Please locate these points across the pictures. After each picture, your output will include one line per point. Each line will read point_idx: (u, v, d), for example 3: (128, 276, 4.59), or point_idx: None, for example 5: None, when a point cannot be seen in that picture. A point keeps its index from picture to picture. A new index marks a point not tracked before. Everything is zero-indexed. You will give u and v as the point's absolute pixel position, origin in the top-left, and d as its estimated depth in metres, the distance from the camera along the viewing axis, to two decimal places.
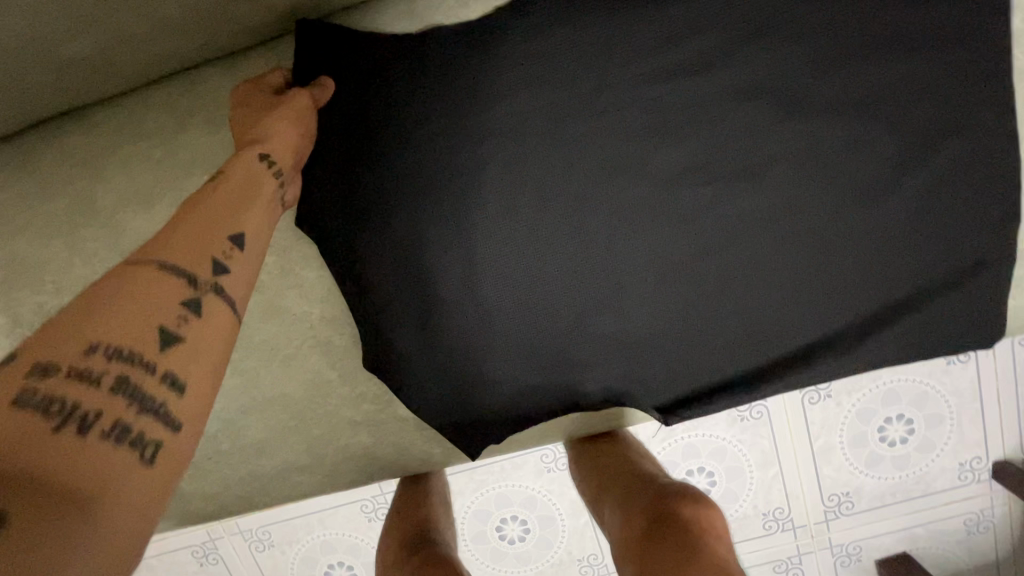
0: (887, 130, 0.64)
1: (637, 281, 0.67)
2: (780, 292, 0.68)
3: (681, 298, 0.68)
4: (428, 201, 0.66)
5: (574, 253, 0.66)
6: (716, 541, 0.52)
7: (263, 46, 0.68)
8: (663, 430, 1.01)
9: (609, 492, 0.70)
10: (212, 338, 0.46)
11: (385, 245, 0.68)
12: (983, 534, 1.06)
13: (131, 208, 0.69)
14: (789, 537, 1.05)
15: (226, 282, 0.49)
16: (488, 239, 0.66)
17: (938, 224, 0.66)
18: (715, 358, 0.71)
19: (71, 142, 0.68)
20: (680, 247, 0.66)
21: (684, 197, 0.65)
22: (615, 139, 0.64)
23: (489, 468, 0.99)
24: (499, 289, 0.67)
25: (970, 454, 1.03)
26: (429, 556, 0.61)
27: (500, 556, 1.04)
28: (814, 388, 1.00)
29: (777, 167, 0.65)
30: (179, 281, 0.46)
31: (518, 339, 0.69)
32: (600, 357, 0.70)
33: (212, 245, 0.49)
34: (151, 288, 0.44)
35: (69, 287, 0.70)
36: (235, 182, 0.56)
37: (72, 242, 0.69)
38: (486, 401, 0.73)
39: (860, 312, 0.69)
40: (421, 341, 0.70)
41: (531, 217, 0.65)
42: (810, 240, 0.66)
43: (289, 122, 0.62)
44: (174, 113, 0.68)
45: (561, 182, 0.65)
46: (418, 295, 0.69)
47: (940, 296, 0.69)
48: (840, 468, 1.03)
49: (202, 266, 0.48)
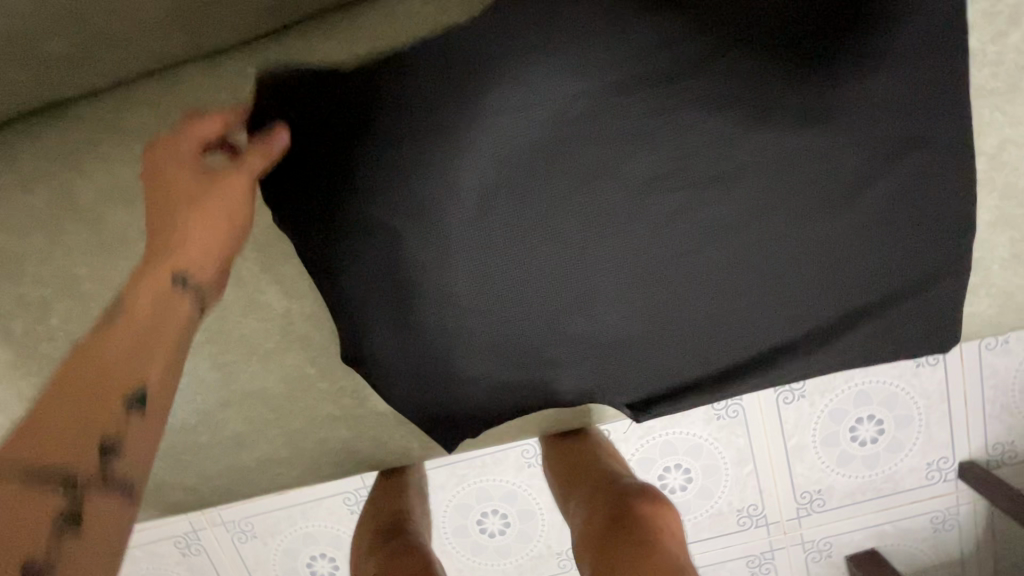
0: (855, 140, 0.65)
1: (612, 284, 0.69)
2: (749, 296, 0.70)
3: (655, 299, 0.70)
4: (405, 197, 0.65)
5: (552, 255, 0.67)
6: (671, 535, 0.60)
7: (245, 45, 0.69)
8: (641, 428, 1.04)
9: (579, 486, 0.78)
10: (105, 531, 0.44)
11: (362, 241, 0.67)
12: (948, 531, 1.10)
13: (113, 203, 0.70)
14: (762, 533, 1.08)
15: (115, 467, 0.46)
16: (467, 239, 0.66)
17: (902, 232, 0.69)
18: (685, 358, 0.74)
19: (51, 138, 0.69)
20: (655, 251, 0.68)
21: (658, 202, 0.67)
22: (591, 144, 0.66)
23: (470, 463, 1.01)
24: (476, 290, 0.68)
25: (937, 454, 1.06)
26: (407, 543, 0.66)
27: (481, 549, 1.06)
28: (788, 388, 1.02)
29: (750, 173, 0.66)
30: (51, 488, 0.42)
31: (496, 337, 0.70)
32: (576, 355, 0.73)
33: (103, 422, 0.46)
34: (14, 513, 0.40)
35: (52, 279, 0.71)
36: (136, 325, 0.52)
37: (54, 235, 0.70)
38: (465, 397, 0.75)
39: (825, 315, 0.72)
40: (399, 340, 0.71)
41: (510, 218, 0.66)
42: (781, 246, 0.68)
43: (209, 228, 0.59)
44: (154, 109, 0.68)
45: (540, 184, 0.66)
46: (395, 297, 0.69)
47: (899, 302, 0.72)
48: (812, 466, 1.06)
49: (86, 457, 0.44)
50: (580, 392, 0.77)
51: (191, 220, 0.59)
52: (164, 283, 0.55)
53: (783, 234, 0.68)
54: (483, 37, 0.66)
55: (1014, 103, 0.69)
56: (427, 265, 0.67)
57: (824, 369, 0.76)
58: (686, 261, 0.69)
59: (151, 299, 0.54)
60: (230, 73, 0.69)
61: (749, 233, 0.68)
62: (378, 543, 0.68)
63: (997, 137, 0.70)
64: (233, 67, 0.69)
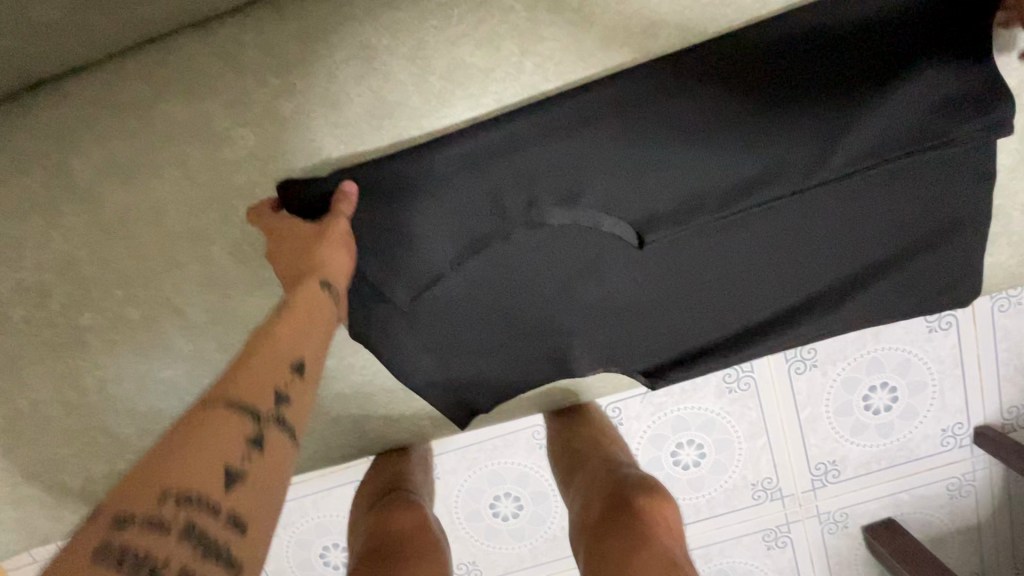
0: (870, 100, 0.63)
1: (619, 249, 0.68)
2: (756, 257, 0.70)
3: (664, 264, 0.69)
4: (410, 176, 0.66)
5: (564, 221, 0.67)
6: (666, 534, 0.60)
7: (235, 13, 0.66)
8: (653, 405, 1.02)
9: (582, 469, 0.78)
10: (272, 478, 0.42)
11: (365, 217, 0.66)
12: (965, 497, 1.09)
13: (109, 181, 0.68)
14: (777, 506, 1.07)
15: (289, 412, 0.45)
16: (470, 210, 0.66)
17: (912, 184, 0.67)
18: (696, 324, 0.73)
19: (42, 116, 0.67)
20: (663, 213, 0.67)
21: (666, 164, 0.66)
22: (593, 107, 0.65)
23: (481, 446, 0.99)
24: (489, 260, 0.68)
25: (952, 420, 1.05)
26: (402, 501, 0.70)
27: (494, 534, 1.04)
28: (800, 358, 1.01)
29: (759, 130, 0.65)
30: (266, 396, 0.43)
31: (504, 306, 0.70)
32: (586, 322, 0.72)
33: (279, 373, 0.45)
34: (251, 373, 0.44)
35: (50, 263, 0.70)
36: (306, 306, 0.52)
37: (51, 218, 0.69)
38: (476, 372, 0.74)
39: (836, 273, 0.71)
40: (408, 316, 0.70)
41: (509, 186, 0.66)
42: (792, 204, 0.67)
43: (344, 251, 0.59)
44: (148, 84, 0.66)
45: (541, 150, 0.66)
46: (404, 271, 0.67)
47: (913, 258, 0.71)
48: (825, 436, 1.05)
49: (268, 396, 0.44)
50: (597, 365, 0.74)
51: (328, 251, 0.57)
52: (318, 291, 0.54)
53: (792, 195, 0.66)
54: (484, 15, 0.66)
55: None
56: (438, 237, 0.67)
57: (841, 327, 0.74)
58: (697, 224, 0.67)
59: (309, 293, 0.53)
60: (222, 40, 0.66)
61: (758, 194, 0.66)
62: (376, 502, 0.71)
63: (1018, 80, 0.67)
64: (225, 33, 0.66)
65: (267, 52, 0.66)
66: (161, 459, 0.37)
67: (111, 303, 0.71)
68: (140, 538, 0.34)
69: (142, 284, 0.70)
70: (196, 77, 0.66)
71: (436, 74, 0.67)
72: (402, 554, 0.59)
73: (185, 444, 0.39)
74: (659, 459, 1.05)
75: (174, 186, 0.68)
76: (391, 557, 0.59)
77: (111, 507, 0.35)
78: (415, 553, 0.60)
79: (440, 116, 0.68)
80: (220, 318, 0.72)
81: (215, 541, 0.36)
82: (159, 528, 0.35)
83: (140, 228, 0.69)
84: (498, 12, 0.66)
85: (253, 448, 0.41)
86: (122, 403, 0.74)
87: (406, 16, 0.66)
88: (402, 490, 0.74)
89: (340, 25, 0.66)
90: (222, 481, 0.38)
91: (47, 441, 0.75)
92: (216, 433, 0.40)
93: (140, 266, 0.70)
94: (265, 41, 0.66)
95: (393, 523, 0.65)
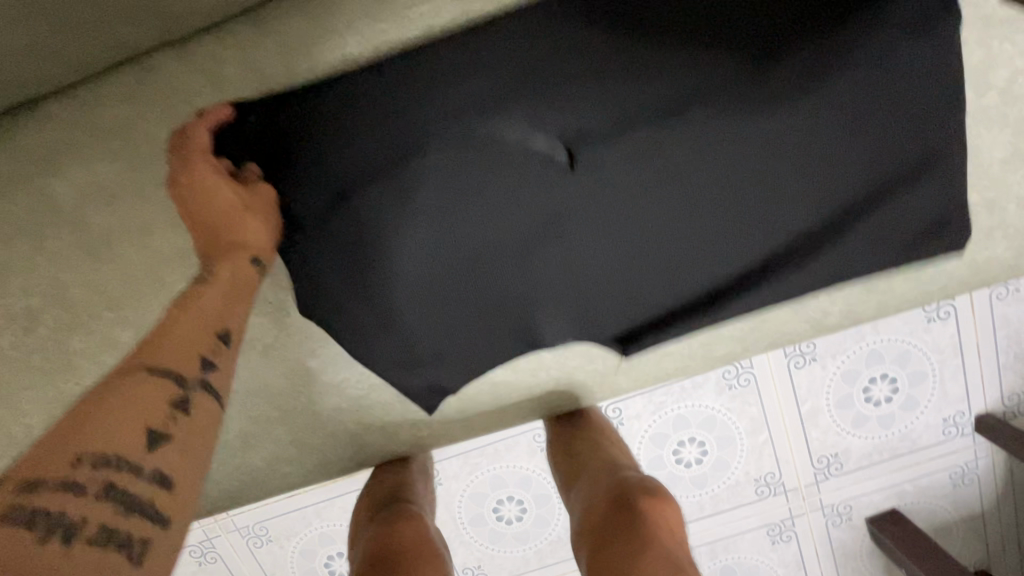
0: (833, 66, 0.64)
1: (553, 181, 0.67)
2: (728, 215, 0.68)
3: (624, 221, 0.68)
4: (360, 134, 0.66)
5: (488, 136, 0.66)
6: (668, 541, 0.59)
7: (217, 30, 0.64)
8: (654, 404, 1.02)
9: (580, 475, 0.75)
10: (197, 435, 0.47)
11: (320, 181, 0.67)
12: (969, 485, 1.09)
13: (95, 203, 0.67)
14: (781, 500, 1.07)
15: (212, 378, 0.51)
16: (421, 167, 0.66)
17: (885, 144, 0.67)
18: (668, 286, 0.72)
19: (22, 140, 0.66)
20: (622, 171, 0.67)
21: (630, 133, 0.66)
22: (566, 85, 0.66)
23: (482, 450, 0.99)
24: (413, 186, 0.66)
25: (953, 409, 1.05)
26: (400, 513, 0.68)
27: (498, 538, 1.04)
28: (800, 352, 1.00)
29: (725, 97, 0.65)
30: (185, 367, 0.49)
31: (461, 267, 0.69)
32: (551, 284, 0.71)
33: (201, 344, 0.52)
34: (170, 347, 0.50)
35: (38, 288, 0.69)
36: (227, 285, 0.59)
37: (37, 243, 0.68)
38: (445, 337, 0.73)
39: (803, 221, 0.70)
40: (370, 294, 0.69)
41: (456, 139, 0.66)
42: (735, 134, 0.65)
43: (271, 225, 0.65)
44: (130, 103, 0.65)
45: (486, 101, 0.66)
46: (364, 240, 0.67)
47: (879, 202, 0.69)
48: (827, 430, 1.04)
49: (191, 365, 0.50)
50: (567, 334, 0.74)
51: (257, 226, 0.63)
52: (245, 263, 0.62)
53: (721, 111, 0.65)
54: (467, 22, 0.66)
55: None
56: (368, 171, 0.66)
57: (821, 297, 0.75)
58: (651, 176, 0.67)
59: (237, 271, 0.60)
60: (203, 56, 0.65)
61: (705, 134, 0.66)
62: (374, 515, 0.70)
63: (1012, 69, 0.66)
64: (204, 51, 0.65)
65: (250, 68, 0.65)
66: (79, 423, 0.42)
67: (101, 326, 0.70)
68: (57, 496, 0.38)
69: (131, 306, 0.70)
70: (176, 96, 0.65)
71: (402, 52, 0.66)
72: (408, 562, 0.59)
73: (103, 408, 0.43)
74: (661, 458, 1.05)
75: (159, 206, 0.68)
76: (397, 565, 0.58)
77: (25, 470, 0.39)
78: (420, 567, 0.58)
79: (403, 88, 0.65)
80: None
81: (138, 493, 0.41)
82: (75, 489, 0.39)
83: (128, 249, 0.68)
84: (482, 21, 0.66)
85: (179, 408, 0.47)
86: None
87: (388, 28, 0.66)
88: (402, 500, 0.72)
89: (322, 40, 0.65)
90: (145, 440, 0.43)
91: None
92: (137, 398, 0.44)
93: (129, 288, 0.69)
94: (248, 57, 0.65)
95: (397, 534, 0.64)
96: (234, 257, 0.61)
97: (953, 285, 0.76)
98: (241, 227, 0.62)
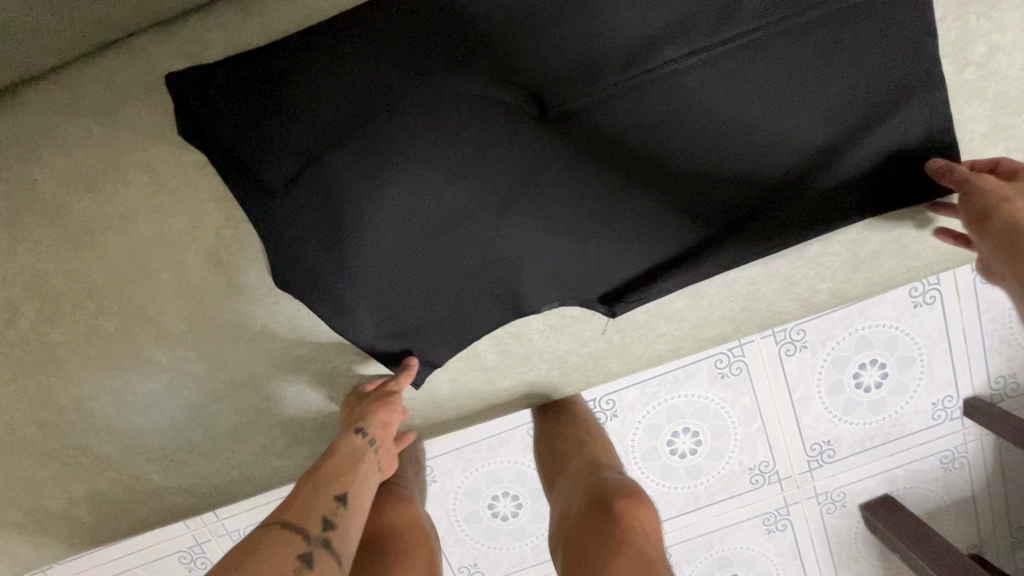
0: (820, 18, 0.61)
1: (526, 128, 0.63)
2: (711, 170, 0.65)
3: (599, 180, 0.66)
4: (315, 87, 0.61)
5: (452, 87, 0.61)
6: (643, 539, 0.61)
7: (199, 13, 0.64)
8: (647, 394, 1.02)
9: (563, 472, 0.76)
10: None
11: (273, 137, 0.61)
12: (959, 470, 1.10)
13: (76, 191, 0.66)
14: (775, 489, 1.07)
15: (333, 536, 0.56)
16: (383, 123, 0.61)
17: (878, 96, 0.64)
18: (652, 246, 0.69)
19: (0, 127, 0.65)
20: (597, 127, 0.64)
21: (607, 86, 0.62)
22: (546, 43, 0.61)
23: (476, 446, 0.98)
24: (376, 133, 0.61)
25: (942, 394, 1.06)
26: (386, 495, 0.72)
27: (494, 535, 1.03)
28: (790, 339, 1.00)
29: (709, 54, 0.62)
30: (312, 523, 0.56)
31: (431, 228, 0.65)
32: (527, 246, 0.67)
33: (324, 505, 0.58)
34: (300, 505, 0.57)
35: (18, 280, 0.67)
36: (340, 459, 0.64)
37: (16, 231, 0.66)
38: (418, 304, 0.69)
39: (788, 166, 0.66)
40: (336, 256, 0.65)
41: (417, 91, 0.61)
42: (715, 72, 0.62)
43: (393, 410, 0.70)
44: (111, 88, 0.65)
45: (449, 49, 0.61)
46: (326, 203, 0.63)
47: (867, 133, 0.64)
48: (819, 417, 1.05)
49: (314, 521, 0.56)
50: (552, 297, 0.71)
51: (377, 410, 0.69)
52: (358, 442, 0.66)
53: (703, 51, 0.62)
54: None
55: (1000, 9, 0.67)
56: (328, 121, 0.61)
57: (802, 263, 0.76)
58: (628, 126, 0.64)
59: (353, 449, 0.65)
60: (185, 40, 0.64)
61: (684, 76, 0.62)
62: None
63: (987, 45, 0.67)
64: (187, 33, 0.64)
65: (231, 50, 0.64)
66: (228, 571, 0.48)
67: (84, 317, 0.69)
68: None
69: (114, 296, 0.68)
70: (158, 80, 0.65)
71: (367, 7, 0.62)
72: (395, 556, 0.62)
73: (246, 559, 0.50)
74: (656, 449, 1.05)
75: (143, 192, 0.67)
76: (385, 559, 0.62)
77: None
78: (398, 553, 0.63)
79: (365, 43, 0.61)
80: (198, 327, 0.70)
81: None
82: None
83: (109, 237, 0.67)
84: None
85: (304, 565, 0.52)
86: (99, 418, 0.72)
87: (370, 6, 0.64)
88: (391, 482, 0.75)
89: (304, 20, 0.65)
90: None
91: (25, 464, 0.73)
92: (273, 550, 0.51)
93: (110, 277, 0.68)
94: (231, 40, 0.64)
95: (378, 517, 0.68)
96: (351, 440, 0.66)
97: (937, 262, 0.77)
98: (363, 415, 0.68)
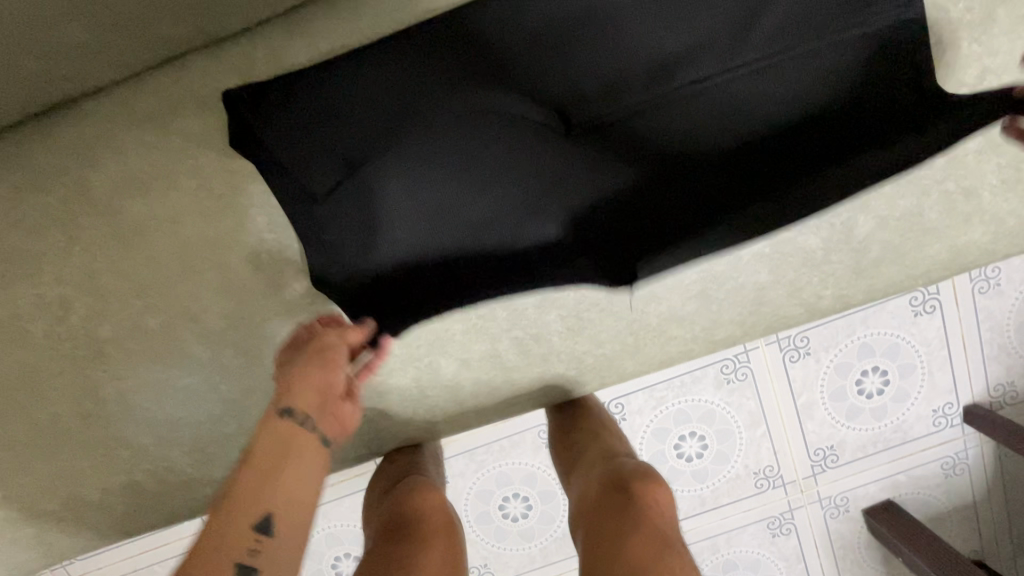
0: (826, 43, 0.66)
1: (552, 142, 0.69)
2: (720, 176, 0.71)
3: (616, 185, 0.72)
4: (357, 104, 0.66)
5: (484, 104, 0.66)
6: (659, 519, 0.64)
7: (250, 32, 0.68)
8: (654, 399, 1.06)
9: (577, 464, 0.79)
10: None
11: (318, 149, 0.66)
12: (960, 475, 1.12)
13: (129, 195, 0.71)
14: (779, 493, 1.10)
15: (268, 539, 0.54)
16: (419, 136, 0.67)
17: (885, 110, 0.68)
18: (665, 238, 0.74)
19: (61, 134, 0.69)
20: (616, 140, 0.69)
21: (628, 106, 0.67)
22: (575, 67, 0.66)
23: (489, 447, 1.02)
24: (414, 145, 0.67)
25: (942, 401, 1.09)
26: (412, 486, 0.75)
27: (504, 535, 1.06)
28: (793, 346, 1.04)
29: (723, 76, 0.67)
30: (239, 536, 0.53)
31: (460, 225, 0.72)
32: (548, 239, 0.74)
33: (252, 513, 0.55)
34: (223, 516, 0.54)
35: (71, 278, 0.72)
36: (267, 448, 0.59)
37: (71, 233, 0.71)
38: (446, 293, 0.75)
39: (795, 170, 0.70)
40: (374, 253, 0.72)
41: (451, 108, 0.66)
42: (728, 92, 0.68)
43: (326, 373, 0.64)
44: (166, 100, 0.69)
45: (483, 71, 0.66)
46: (363, 206, 0.69)
47: (871, 141, 0.69)
48: (822, 422, 1.08)
49: (242, 534, 0.53)
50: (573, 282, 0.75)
51: (300, 385, 0.62)
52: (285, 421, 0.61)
53: (718, 75, 0.67)
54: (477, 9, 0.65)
55: (992, 34, 0.71)
56: (368, 134, 0.66)
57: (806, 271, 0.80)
58: (646, 139, 0.69)
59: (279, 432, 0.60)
60: (236, 57, 0.69)
61: (699, 97, 0.68)
62: (391, 488, 0.77)
63: (981, 67, 0.72)
64: (237, 51, 0.69)
65: (279, 66, 0.69)
66: None
67: (130, 314, 0.73)
68: None
69: (161, 294, 0.73)
70: (209, 94, 0.69)
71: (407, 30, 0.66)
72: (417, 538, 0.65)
73: None
74: (663, 452, 1.08)
75: (191, 197, 0.71)
76: (415, 540, 0.65)
77: None
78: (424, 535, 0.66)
79: (405, 63, 0.65)
80: (236, 325, 0.74)
81: None
82: None
83: (158, 240, 0.72)
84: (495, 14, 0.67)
85: None
86: (140, 411, 0.76)
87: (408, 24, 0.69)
88: (415, 476, 0.79)
89: (344, 41, 0.69)
90: None
91: (68, 454, 0.77)
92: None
93: (157, 277, 0.72)
94: (277, 57, 0.69)
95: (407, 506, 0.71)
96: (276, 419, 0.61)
97: (936, 271, 0.81)
98: (291, 387, 0.63)
